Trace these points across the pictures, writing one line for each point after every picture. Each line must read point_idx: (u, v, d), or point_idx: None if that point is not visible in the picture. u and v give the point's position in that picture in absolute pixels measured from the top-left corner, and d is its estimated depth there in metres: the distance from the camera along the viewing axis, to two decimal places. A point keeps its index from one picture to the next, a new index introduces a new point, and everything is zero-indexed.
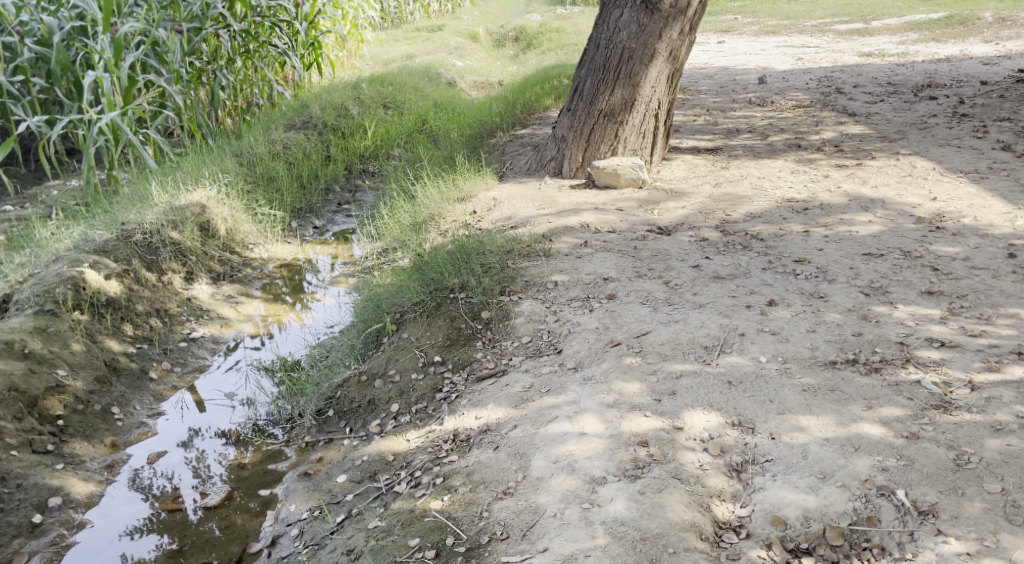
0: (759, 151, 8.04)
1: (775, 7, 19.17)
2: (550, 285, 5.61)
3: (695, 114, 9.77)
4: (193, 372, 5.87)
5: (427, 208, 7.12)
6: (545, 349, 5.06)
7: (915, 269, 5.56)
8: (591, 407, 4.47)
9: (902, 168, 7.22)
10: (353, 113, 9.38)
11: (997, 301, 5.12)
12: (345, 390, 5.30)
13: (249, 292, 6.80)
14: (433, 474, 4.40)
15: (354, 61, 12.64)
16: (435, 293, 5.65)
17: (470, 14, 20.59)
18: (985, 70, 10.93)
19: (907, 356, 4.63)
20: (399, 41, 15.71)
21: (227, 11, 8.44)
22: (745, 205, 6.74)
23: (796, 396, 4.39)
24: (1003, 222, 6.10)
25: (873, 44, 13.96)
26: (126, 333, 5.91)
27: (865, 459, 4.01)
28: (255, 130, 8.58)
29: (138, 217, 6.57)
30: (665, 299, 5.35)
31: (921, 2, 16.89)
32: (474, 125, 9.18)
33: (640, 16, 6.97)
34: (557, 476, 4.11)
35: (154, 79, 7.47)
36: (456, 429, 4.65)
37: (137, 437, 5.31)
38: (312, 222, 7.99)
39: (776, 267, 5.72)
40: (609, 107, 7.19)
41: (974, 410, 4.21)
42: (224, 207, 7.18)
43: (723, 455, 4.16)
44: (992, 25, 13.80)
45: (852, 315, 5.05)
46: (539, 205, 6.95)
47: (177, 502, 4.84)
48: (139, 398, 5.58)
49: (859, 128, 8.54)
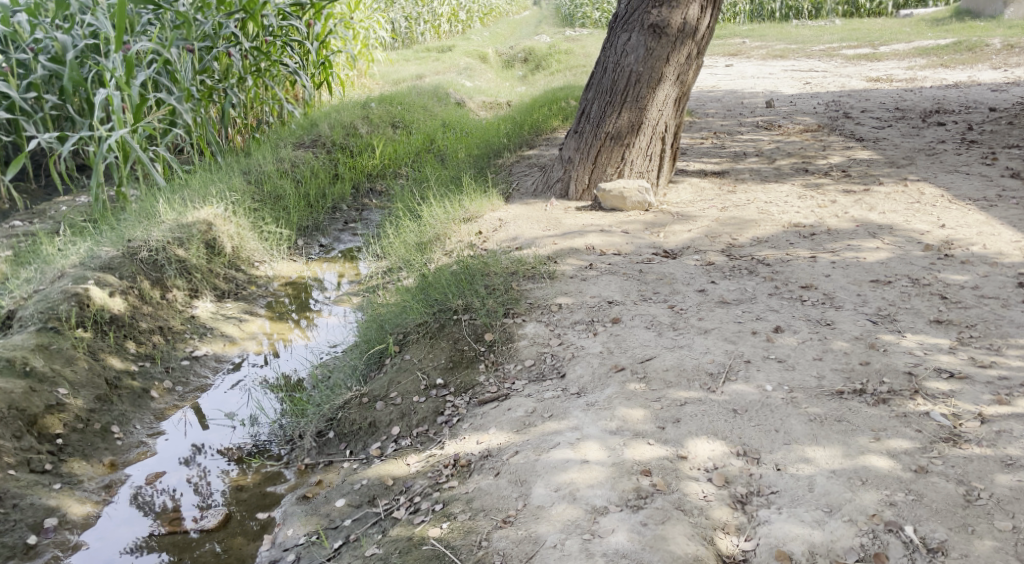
0: (766, 175, 8.00)
1: (783, 31, 19.20)
2: (555, 308, 5.55)
3: (703, 137, 9.75)
4: (194, 392, 5.82)
5: (433, 227, 7.08)
6: (549, 373, 5.00)
7: (923, 297, 5.50)
8: (594, 434, 4.41)
9: (911, 194, 7.17)
10: (362, 131, 9.37)
11: (1006, 332, 5.05)
12: (346, 411, 5.23)
13: (254, 310, 6.76)
14: (434, 500, 4.34)
15: (364, 79, 12.70)
16: (438, 313, 5.59)
17: (480, 35, 20.66)
18: (994, 96, 10.89)
19: (915, 386, 4.56)
20: (409, 61, 15.77)
21: (239, 30, 8.48)
22: (752, 229, 6.70)
23: (802, 426, 4.32)
24: (1013, 251, 6.04)
25: (882, 69, 13.96)
26: (129, 350, 5.86)
27: (872, 493, 3.93)
28: (264, 148, 8.59)
29: (144, 234, 6.52)
30: (670, 323, 5.29)
31: (929, 27, 16.92)
32: (482, 145, 9.17)
33: (648, 39, 6.94)
34: (559, 505, 4.04)
35: (165, 97, 7.48)
36: (457, 453, 4.58)
37: (136, 457, 5.25)
38: (318, 240, 7.96)
39: (783, 293, 5.67)
40: (617, 129, 7.16)
41: (984, 443, 4.14)
42: (230, 224, 7.15)
43: (728, 486, 4.08)
44: (1001, 52, 13.78)
45: (860, 343, 4.99)
46: (545, 225, 6.91)
47: (178, 522, 4.78)
48: (139, 417, 5.53)
49: (867, 153, 8.51)
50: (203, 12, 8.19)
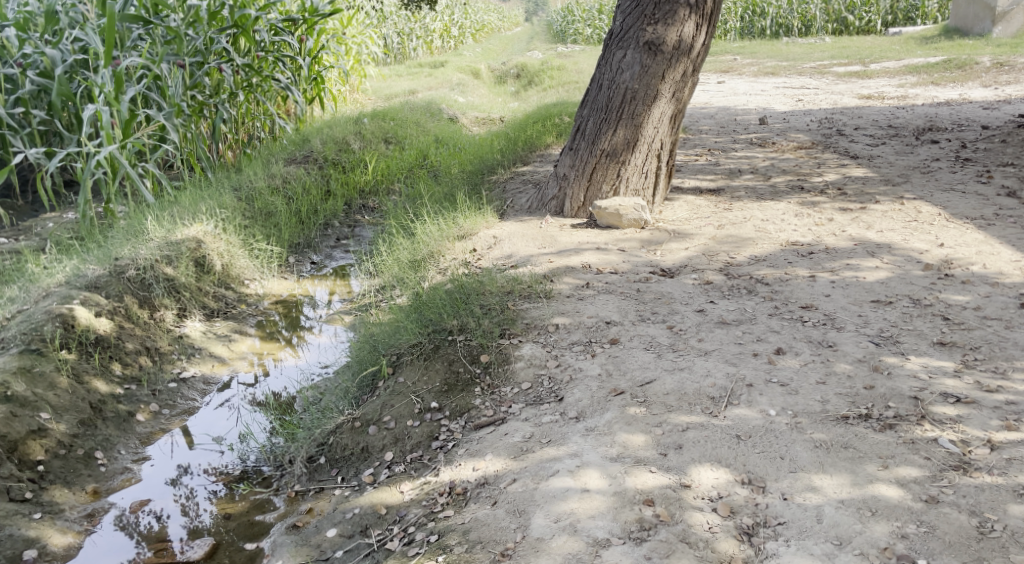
0: (762, 193, 7.91)
1: (774, 48, 19.22)
2: (551, 328, 5.43)
3: (697, 154, 9.68)
4: (181, 415, 5.66)
5: (427, 245, 6.96)
6: (546, 397, 4.86)
7: (925, 318, 5.40)
8: (594, 461, 4.28)
9: (908, 213, 7.09)
10: (354, 147, 9.26)
11: (1011, 354, 4.95)
12: (338, 436, 5.10)
13: (244, 329, 6.61)
14: (429, 530, 4.20)
15: (357, 94, 12.59)
16: (432, 334, 5.45)
17: (473, 51, 20.63)
18: (986, 114, 10.86)
19: (922, 412, 4.45)
20: (402, 76, 15.70)
21: (230, 45, 8.37)
22: (750, 248, 6.60)
23: (808, 453, 4.20)
24: (1013, 271, 5.95)
25: (873, 86, 13.95)
26: (115, 373, 5.71)
27: (883, 525, 3.81)
28: (254, 164, 8.46)
29: (132, 252, 6.40)
30: (669, 345, 5.17)
31: (919, 46, 16.93)
32: (475, 161, 9.06)
33: (643, 57, 6.86)
34: (558, 537, 3.91)
35: (155, 113, 7.35)
36: (453, 480, 4.45)
37: (121, 484, 5.08)
38: (310, 257, 7.83)
39: (783, 313, 5.56)
40: (612, 146, 7.07)
41: (995, 472, 4.03)
42: (220, 241, 7.00)
43: (734, 516, 3.93)
44: (991, 69, 13.77)
45: (863, 365, 4.88)
46: (541, 243, 6.80)
47: (163, 549, 4.63)
48: (124, 442, 5.37)
49: (862, 171, 8.43)
50: (195, 27, 8.08)
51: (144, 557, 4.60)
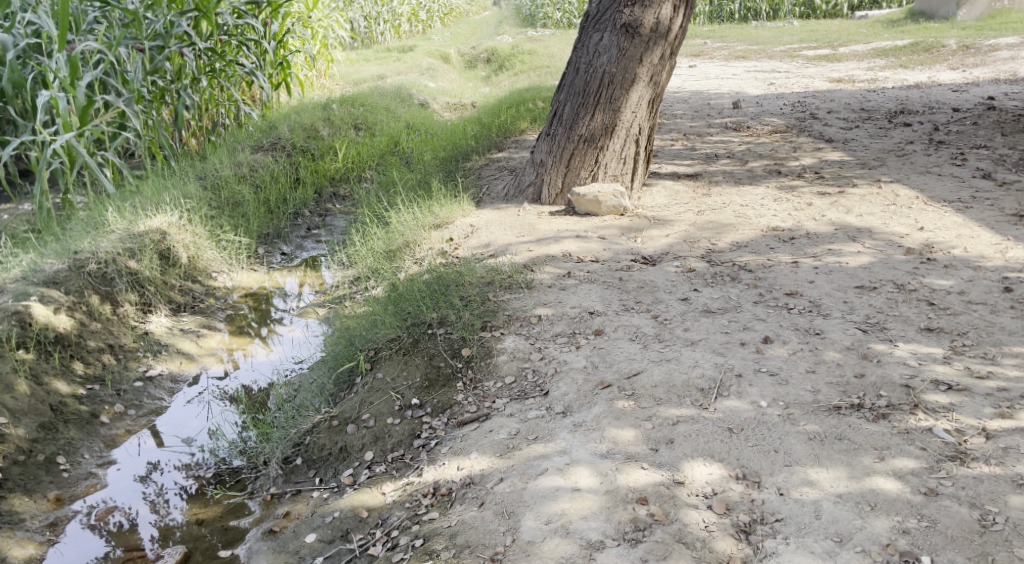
0: (740, 177, 7.80)
1: (743, 32, 19.14)
2: (534, 320, 5.27)
3: (672, 139, 9.55)
4: (148, 415, 5.44)
5: (402, 234, 6.76)
6: (531, 391, 4.71)
7: (910, 304, 5.31)
8: (584, 458, 4.14)
9: (886, 196, 7.01)
10: (323, 134, 9.04)
11: (999, 339, 4.87)
12: (315, 435, 4.91)
13: (213, 324, 6.38)
14: (413, 534, 4.04)
15: (325, 79, 12.31)
16: (411, 328, 5.28)
17: (442, 35, 20.37)
18: (956, 97, 10.83)
19: (914, 400, 4.35)
20: (370, 61, 15.40)
21: (192, 29, 8.08)
22: (731, 234, 6.48)
23: (802, 446, 4.09)
24: (994, 254, 5.88)
25: (843, 69, 13.91)
26: (76, 373, 5.51)
27: (884, 520, 3.71)
28: (220, 151, 8.19)
29: (92, 245, 6.15)
30: (655, 335, 5.04)
31: (885, 29, 16.93)
32: (447, 147, 8.85)
33: (621, 40, 6.70)
34: (550, 540, 3.77)
35: (113, 100, 7.07)
36: (437, 481, 4.29)
37: (85, 490, 4.86)
38: (280, 248, 7.60)
39: (768, 300, 5.45)
40: (589, 132, 6.91)
41: (992, 461, 3.94)
42: (186, 233, 6.75)
43: (730, 514, 3.81)
44: (957, 52, 13.78)
45: (852, 353, 4.78)
46: (519, 231, 6.64)
47: (132, 549, 4.49)
48: (88, 446, 5.14)
49: (838, 155, 8.35)
50: (154, 10, 7.77)
51: (115, 555, 4.46)
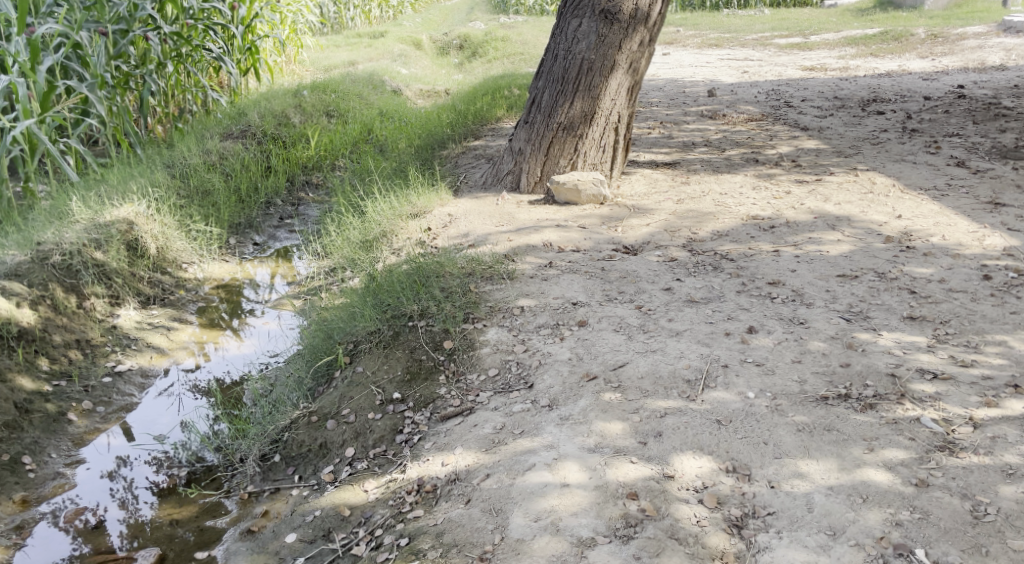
0: (718, 165, 7.75)
1: (715, 20, 19.11)
2: (517, 311, 5.18)
3: (649, 126, 9.48)
4: (118, 412, 5.29)
5: (378, 224, 6.64)
6: (516, 384, 4.63)
7: (892, 292, 5.28)
8: (572, 453, 4.07)
9: (863, 184, 7.00)
10: (294, 122, 8.86)
11: (981, 327, 4.86)
12: (293, 432, 4.79)
13: (184, 317, 6.23)
14: (398, 533, 3.95)
15: (295, 66, 12.09)
16: (392, 320, 5.18)
17: (413, 21, 20.12)
18: (927, 85, 10.87)
19: (901, 390, 4.32)
20: (340, 46, 15.17)
21: (156, 13, 7.87)
22: (711, 222, 6.43)
23: (792, 438, 4.05)
24: (972, 241, 5.87)
25: (815, 58, 13.92)
26: (41, 369, 5.35)
27: (876, 512, 3.67)
28: (188, 139, 7.99)
29: (57, 236, 5.97)
30: (639, 326, 4.97)
31: (855, 17, 16.98)
32: (422, 135, 8.72)
33: (599, 26, 6.60)
34: (540, 538, 3.69)
35: (76, 85, 6.86)
36: (421, 477, 4.20)
37: (53, 491, 4.72)
38: (252, 238, 7.44)
39: (751, 290, 5.40)
40: (569, 119, 6.81)
41: (981, 451, 3.92)
42: (154, 223, 6.57)
43: (721, 508, 3.76)
44: (926, 41, 13.85)
45: (837, 343, 4.74)
46: (498, 221, 6.54)
47: (99, 545, 4.39)
48: (55, 445, 4.99)
49: (814, 143, 8.33)
50: None
51: (82, 553, 4.35)
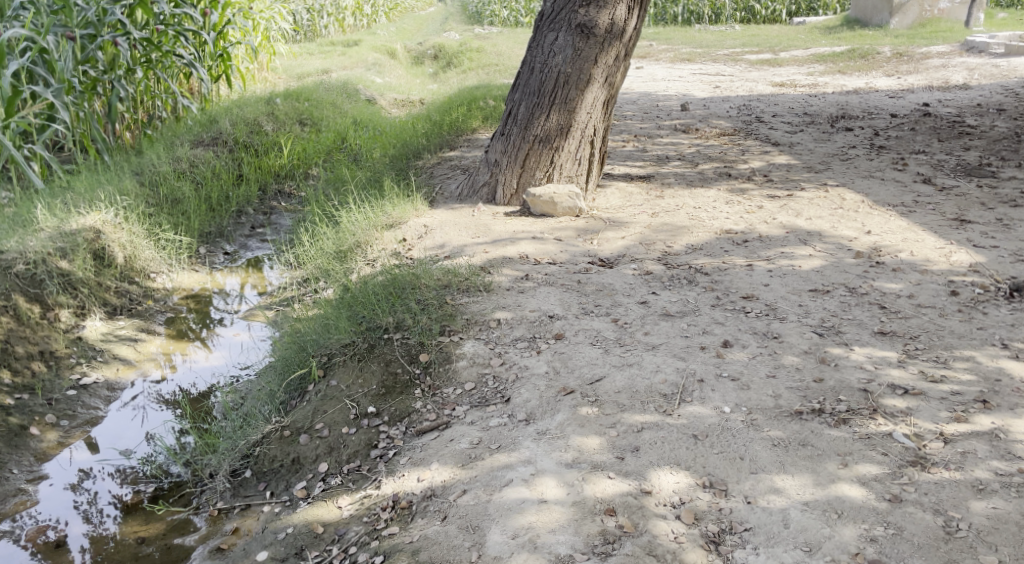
0: (691, 179, 7.81)
1: (687, 35, 19.30)
2: (493, 324, 5.17)
3: (624, 139, 9.54)
4: (83, 426, 5.20)
5: (353, 234, 6.61)
6: (492, 397, 4.62)
7: (863, 307, 5.34)
8: (549, 468, 4.07)
9: (833, 200, 7.08)
10: (267, 129, 8.79)
11: (949, 342, 4.93)
12: (265, 447, 4.74)
13: (152, 328, 6.15)
14: (372, 551, 3.92)
15: (268, 73, 12.01)
16: (366, 333, 5.14)
17: (387, 30, 20.07)
18: (893, 102, 11.06)
19: (873, 405, 4.37)
20: (314, 55, 15.10)
21: (125, 18, 7.78)
22: (685, 236, 6.46)
23: (767, 453, 4.07)
24: (939, 257, 5.96)
25: (784, 74, 14.10)
26: (3, 382, 5.26)
27: (851, 528, 3.71)
28: (158, 146, 7.89)
29: (20, 244, 5.85)
30: (615, 339, 4.98)
31: (823, 34, 17.23)
32: (396, 144, 8.71)
33: (575, 40, 6.63)
34: (517, 555, 3.69)
35: (42, 91, 6.75)
36: (396, 493, 4.17)
37: (15, 507, 4.62)
38: (223, 247, 7.37)
39: (725, 304, 5.44)
40: (545, 132, 6.83)
41: (952, 466, 3.98)
42: (122, 232, 6.47)
43: (698, 524, 3.78)
44: (892, 60, 14.09)
45: (810, 357, 4.78)
46: (474, 232, 6.53)
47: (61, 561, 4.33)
48: (17, 460, 4.89)
49: (785, 158, 8.43)
50: None
51: None
